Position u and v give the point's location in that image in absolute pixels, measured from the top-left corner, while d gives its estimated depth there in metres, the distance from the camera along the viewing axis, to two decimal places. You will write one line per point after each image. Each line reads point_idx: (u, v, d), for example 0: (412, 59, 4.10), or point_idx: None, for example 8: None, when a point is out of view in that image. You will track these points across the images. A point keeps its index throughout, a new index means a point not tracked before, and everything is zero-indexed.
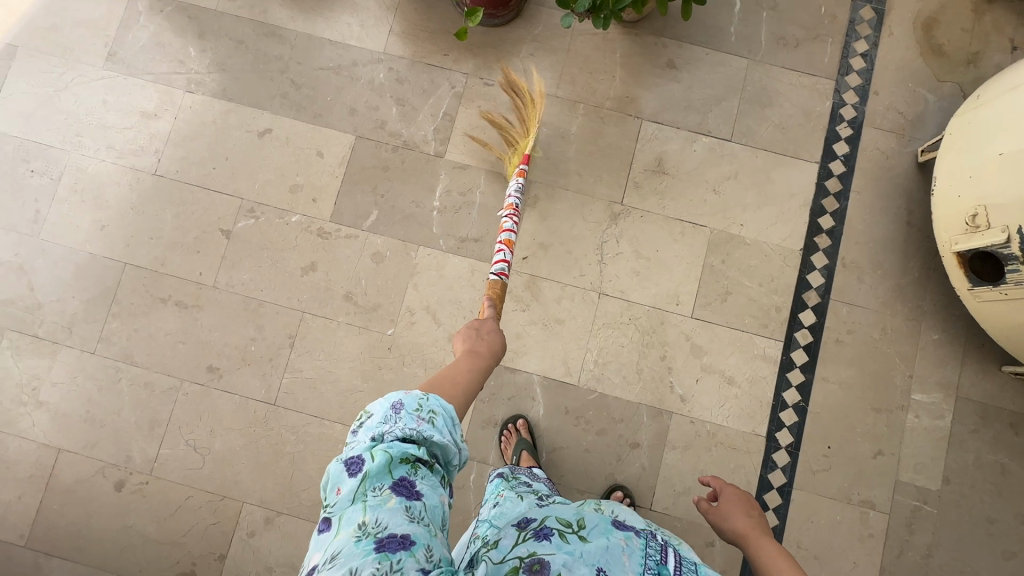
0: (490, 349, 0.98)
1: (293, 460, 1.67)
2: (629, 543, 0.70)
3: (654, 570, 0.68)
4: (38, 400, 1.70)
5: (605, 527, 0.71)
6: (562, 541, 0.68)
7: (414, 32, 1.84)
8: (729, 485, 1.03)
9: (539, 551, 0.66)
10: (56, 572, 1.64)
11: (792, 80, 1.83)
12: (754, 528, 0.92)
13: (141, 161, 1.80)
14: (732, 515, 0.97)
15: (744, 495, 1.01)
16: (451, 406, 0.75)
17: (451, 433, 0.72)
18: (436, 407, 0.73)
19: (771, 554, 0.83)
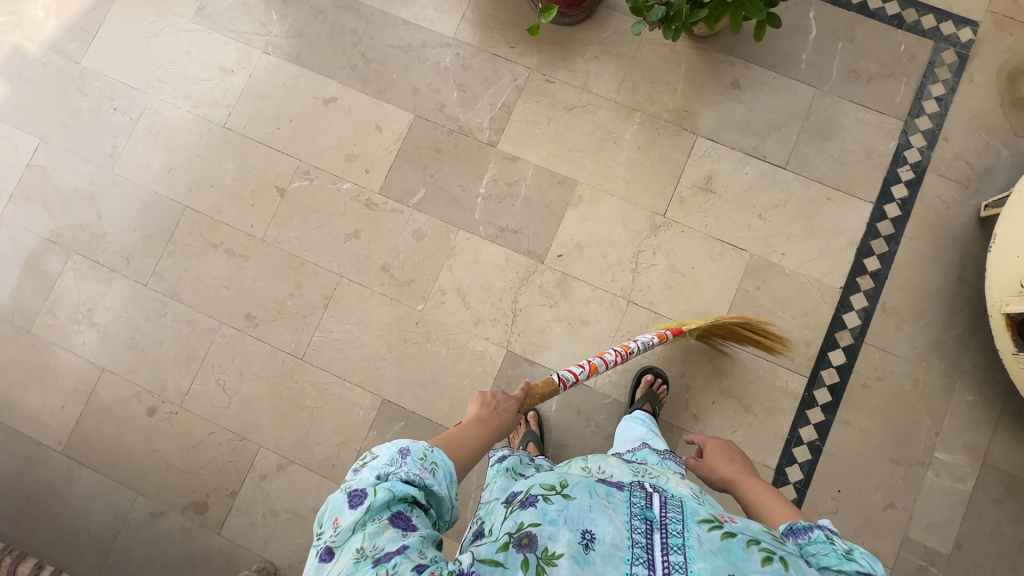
0: (502, 420, 1.01)
1: (312, 414, 1.74)
2: (611, 498, 0.69)
3: (640, 516, 0.67)
4: (91, 321, 1.83)
5: (587, 485, 0.70)
6: (546, 505, 0.68)
7: (486, 22, 1.89)
8: (714, 440, 1.14)
9: (527, 523, 0.66)
10: (85, 481, 1.76)
11: (858, 115, 1.79)
12: (738, 472, 1.03)
13: (213, 112, 1.90)
14: (719, 466, 1.07)
15: (726, 445, 1.12)
16: (452, 462, 0.80)
17: (448, 486, 0.78)
18: (439, 460, 0.78)
19: (759, 495, 0.93)
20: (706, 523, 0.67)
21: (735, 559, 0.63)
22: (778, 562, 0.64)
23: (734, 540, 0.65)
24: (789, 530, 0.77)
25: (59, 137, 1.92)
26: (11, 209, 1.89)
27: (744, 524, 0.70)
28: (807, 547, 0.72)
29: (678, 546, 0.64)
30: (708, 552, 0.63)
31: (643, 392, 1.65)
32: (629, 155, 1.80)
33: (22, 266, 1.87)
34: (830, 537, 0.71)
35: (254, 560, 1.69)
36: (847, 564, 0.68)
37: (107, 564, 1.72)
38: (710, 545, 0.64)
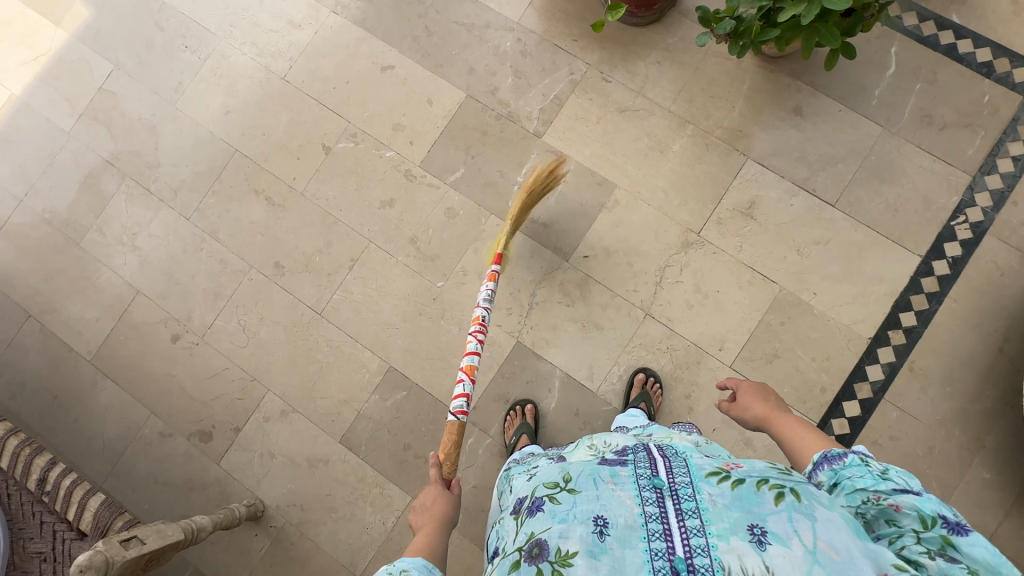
0: (436, 515, 0.99)
1: (321, 368, 1.81)
2: (617, 479, 0.75)
3: (650, 486, 0.73)
4: (133, 244, 1.93)
5: (591, 475, 0.76)
6: (554, 508, 0.74)
7: (553, 12, 1.87)
8: (745, 380, 1.09)
9: (537, 532, 0.72)
10: (106, 392, 1.88)
11: (923, 162, 1.70)
12: (774, 412, 0.99)
13: (275, 63, 1.95)
14: (752, 406, 1.03)
15: (759, 385, 1.07)
16: (415, 562, 0.83)
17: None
18: (406, 565, 0.81)
19: (797, 437, 0.91)
20: (714, 478, 0.73)
21: (750, 506, 0.69)
22: (790, 495, 0.70)
23: (745, 487, 0.71)
24: (823, 460, 0.80)
25: (131, 67, 2.01)
26: (79, 128, 2.01)
27: (750, 466, 0.76)
28: (842, 473, 0.76)
29: (693, 510, 0.69)
30: (723, 510, 0.68)
31: (637, 392, 1.66)
32: (673, 166, 1.76)
33: (81, 182, 1.98)
34: (865, 460, 0.75)
35: (246, 495, 1.78)
36: (884, 484, 0.73)
37: (114, 472, 1.84)
38: (723, 501, 0.69)
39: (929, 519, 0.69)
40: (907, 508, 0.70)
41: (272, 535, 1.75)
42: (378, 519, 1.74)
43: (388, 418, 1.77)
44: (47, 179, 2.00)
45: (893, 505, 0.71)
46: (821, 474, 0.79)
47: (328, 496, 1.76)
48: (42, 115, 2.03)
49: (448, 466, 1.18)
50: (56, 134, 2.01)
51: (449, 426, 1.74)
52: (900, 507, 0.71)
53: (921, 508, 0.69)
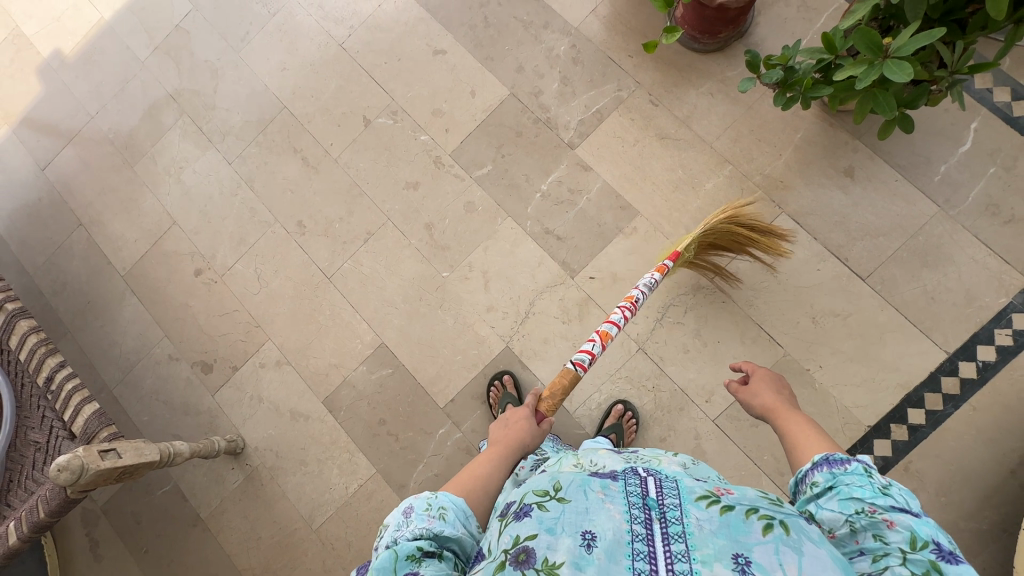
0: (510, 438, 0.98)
1: (320, 329, 1.89)
2: (608, 492, 0.69)
3: (640, 505, 0.68)
4: (178, 177, 2.06)
5: (581, 485, 0.70)
6: (541, 514, 0.67)
7: (614, 23, 1.82)
8: (761, 368, 1.06)
9: (523, 537, 0.65)
10: (131, 307, 2.04)
11: (976, 254, 1.56)
12: (781, 403, 0.95)
13: (337, 29, 2.01)
14: (761, 394, 0.99)
15: (775, 375, 1.04)
16: (459, 501, 0.80)
17: (463, 527, 0.78)
18: (446, 503, 0.78)
19: (797, 431, 0.87)
20: (704, 502, 0.68)
21: (737, 535, 0.64)
22: (779, 527, 0.64)
23: (733, 513, 0.66)
24: (823, 461, 0.76)
25: (207, 10, 2.11)
26: (152, 60, 2.14)
27: (740, 493, 0.71)
28: (841, 478, 0.72)
29: (678, 535, 0.64)
30: (708, 535, 0.64)
31: (612, 421, 1.63)
32: (701, 205, 1.71)
33: (144, 110, 2.13)
34: (868, 471, 0.71)
35: (232, 430, 1.91)
36: (883, 499, 0.68)
37: (124, 380, 2.01)
38: (710, 527, 0.64)
39: (920, 541, 0.64)
40: (901, 527, 0.66)
41: (246, 472, 1.88)
42: (342, 482, 1.82)
43: (370, 391, 1.84)
44: (117, 102, 2.16)
45: (886, 520, 0.67)
46: (818, 476, 0.75)
47: (302, 449, 1.86)
48: (124, 41, 2.17)
49: (546, 403, 1.15)
50: (132, 62, 2.16)
51: (425, 412, 1.79)
52: (894, 524, 0.66)
53: (916, 530, 0.65)
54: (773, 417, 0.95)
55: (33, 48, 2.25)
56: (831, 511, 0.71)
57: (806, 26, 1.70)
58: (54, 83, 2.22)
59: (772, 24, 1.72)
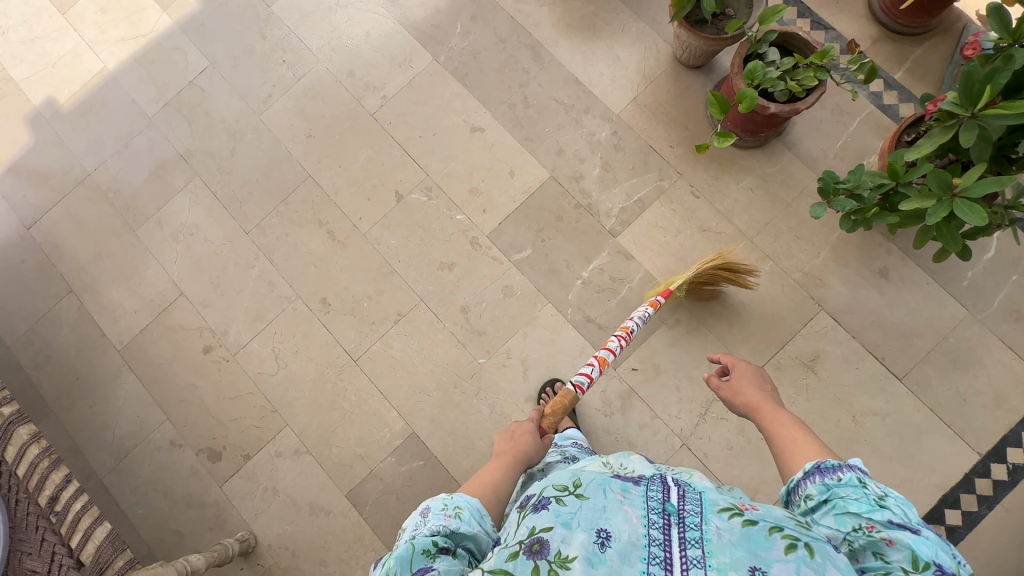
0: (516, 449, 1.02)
1: (344, 415, 1.78)
2: (627, 495, 0.70)
3: (658, 511, 0.69)
4: (188, 245, 1.92)
5: (601, 484, 0.72)
6: (558, 508, 0.69)
7: (655, 112, 1.83)
8: (742, 362, 1.06)
9: (539, 529, 0.67)
10: (128, 385, 1.87)
11: (1003, 357, 1.63)
12: (765, 400, 0.96)
13: (368, 97, 1.94)
14: (745, 392, 1.00)
15: (758, 371, 1.04)
16: (474, 501, 0.83)
17: (479, 524, 0.81)
18: (461, 502, 0.81)
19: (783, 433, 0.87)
20: (726, 513, 0.68)
21: (758, 549, 0.63)
22: (802, 548, 0.62)
23: (756, 528, 0.65)
24: (815, 471, 0.76)
25: (226, 68, 2.01)
26: (161, 117, 2.00)
27: (767, 511, 0.69)
28: (836, 491, 0.72)
29: (695, 540, 0.65)
30: (726, 545, 0.63)
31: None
32: (743, 300, 1.72)
33: (151, 170, 1.98)
34: (862, 481, 0.72)
35: (242, 526, 1.75)
36: (879, 513, 0.68)
37: (117, 468, 1.82)
38: (729, 537, 0.64)
39: (921, 561, 0.63)
40: (900, 545, 0.65)
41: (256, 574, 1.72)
42: None
43: (399, 483, 1.73)
44: (118, 158, 2.00)
45: (885, 539, 0.66)
46: (811, 488, 0.75)
47: (322, 548, 1.72)
48: (129, 93, 2.03)
49: (548, 420, 1.17)
50: (138, 117, 2.01)
51: None
52: (893, 543, 0.65)
53: (915, 548, 0.64)
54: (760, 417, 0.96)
55: (22, 95, 2.06)
56: (828, 527, 0.71)
57: (839, 128, 1.77)
58: (46, 134, 2.04)
59: (808, 124, 1.77)
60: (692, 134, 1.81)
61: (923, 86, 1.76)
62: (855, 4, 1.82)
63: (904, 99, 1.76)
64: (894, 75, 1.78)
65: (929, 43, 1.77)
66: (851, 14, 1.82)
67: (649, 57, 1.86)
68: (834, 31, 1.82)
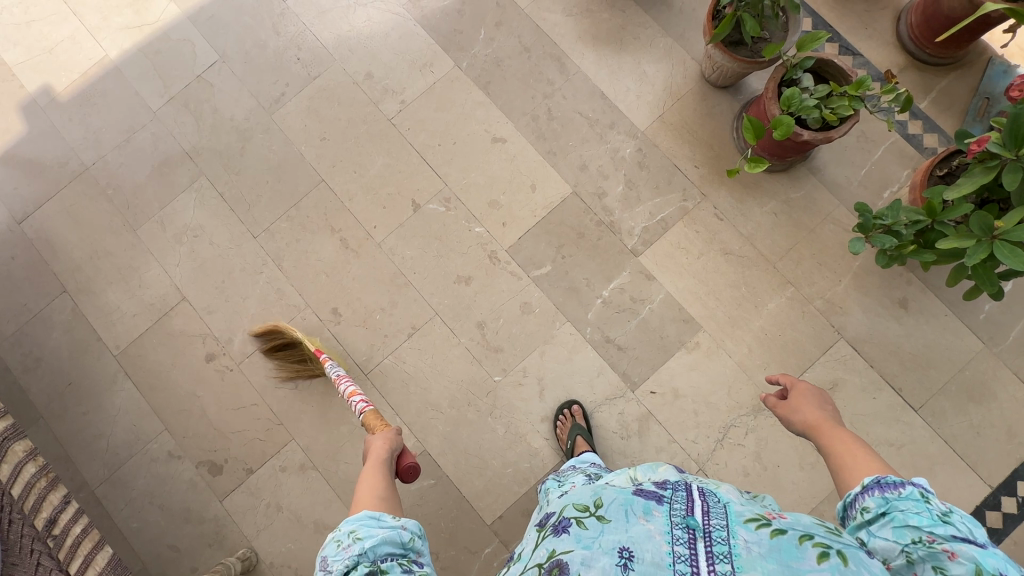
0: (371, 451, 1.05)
1: (353, 431, 1.73)
2: (650, 516, 0.71)
3: (682, 526, 0.68)
4: (191, 247, 1.84)
5: (624, 506, 0.73)
6: (580, 532, 0.71)
7: (680, 130, 1.81)
8: (801, 381, 0.99)
9: (560, 552, 0.69)
10: (124, 393, 1.78)
11: (1017, 391, 1.65)
12: (827, 422, 0.89)
13: (386, 101, 1.88)
14: (802, 410, 0.93)
15: (818, 391, 0.96)
16: (361, 514, 0.81)
17: (382, 528, 0.79)
18: (352, 526, 0.79)
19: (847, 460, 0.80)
20: (753, 524, 0.68)
21: (789, 560, 0.63)
22: (835, 557, 0.63)
23: (786, 538, 0.66)
24: (874, 485, 0.72)
25: (237, 63, 1.92)
26: (166, 111, 1.92)
27: (795, 520, 0.70)
28: (895, 504, 0.69)
29: (724, 554, 0.64)
30: (757, 559, 0.64)
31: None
32: (764, 325, 1.71)
33: (154, 167, 1.89)
34: (925, 496, 0.69)
35: (243, 542, 1.69)
36: (942, 528, 0.66)
37: (110, 479, 1.74)
38: (758, 550, 0.64)
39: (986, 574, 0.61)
40: (963, 558, 0.62)
41: None
42: None
43: (408, 503, 1.68)
44: (118, 153, 1.91)
45: (947, 551, 0.64)
46: (869, 501, 0.72)
47: None
48: (132, 84, 1.93)
49: (376, 423, 1.32)
50: (140, 110, 1.92)
51: (470, 530, 1.66)
52: (955, 556, 0.63)
53: (980, 562, 0.61)
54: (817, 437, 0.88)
55: (15, 81, 1.95)
56: (885, 539, 0.69)
57: (864, 156, 1.76)
58: (40, 123, 1.93)
59: (833, 150, 1.77)
60: (717, 155, 1.79)
61: (948, 117, 1.77)
62: (883, 31, 1.82)
63: (929, 129, 1.77)
64: (919, 105, 1.78)
65: (955, 74, 1.78)
66: (879, 41, 1.82)
67: (677, 73, 1.84)
68: (862, 57, 1.81)
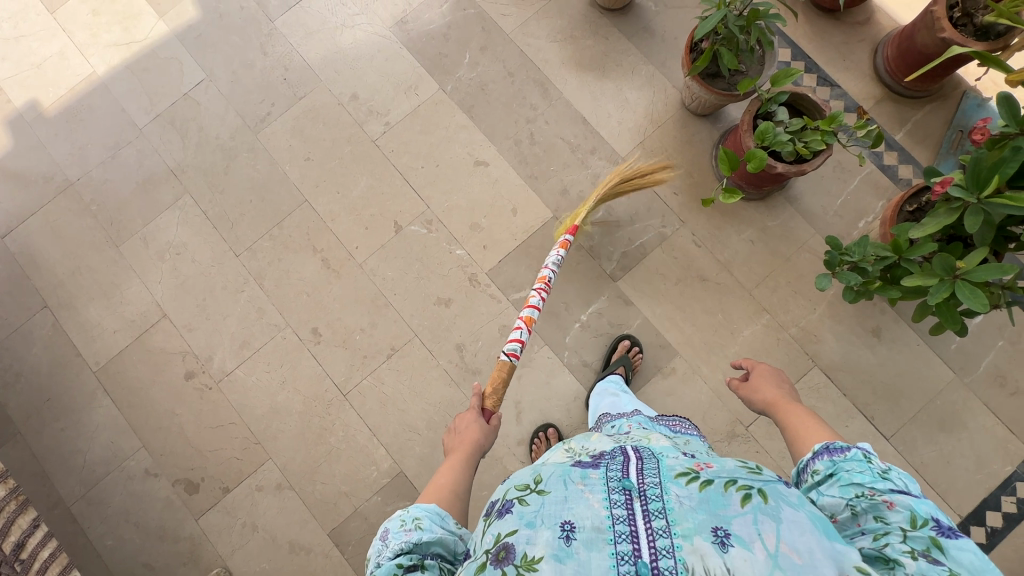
0: (467, 442, 0.97)
1: (330, 451, 1.73)
2: (588, 481, 0.65)
3: (619, 488, 0.64)
4: (173, 265, 1.85)
5: (561, 475, 0.67)
6: (521, 510, 0.64)
7: (660, 157, 1.83)
8: (762, 363, 1.06)
9: (504, 534, 0.62)
10: (102, 409, 1.79)
11: (986, 421, 1.67)
12: (783, 397, 0.94)
13: (370, 122, 1.89)
14: (762, 389, 0.99)
15: (777, 371, 1.03)
16: (431, 507, 0.78)
17: (442, 528, 0.76)
18: (419, 513, 0.76)
19: (800, 423, 0.85)
20: (683, 478, 0.64)
21: (717, 509, 0.60)
22: (756, 496, 0.61)
23: (713, 487, 0.63)
24: (823, 450, 0.74)
25: (224, 82, 1.94)
26: (152, 128, 1.93)
27: (720, 467, 0.68)
28: (841, 465, 0.71)
29: (659, 511, 0.60)
30: (688, 510, 0.60)
31: (619, 355, 1.69)
32: (739, 352, 1.72)
33: (138, 184, 1.90)
34: (867, 456, 0.70)
35: (217, 561, 1.69)
36: (882, 482, 0.67)
37: (86, 496, 1.74)
38: (689, 502, 0.61)
39: (920, 520, 0.63)
40: (900, 507, 0.64)
41: None
42: None
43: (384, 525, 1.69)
44: (103, 169, 1.92)
45: (886, 501, 0.65)
46: (818, 464, 0.74)
47: None
48: (119, 101, 1.95)
49: (490, 400, 1.16)
50: (127, 127, 1.93)
51: None
52: (893, 506, 0.65)
53: (915, 509, 0.64)
54: (776, 412, 0.93)
55: (3, 96, 1.96)
56: (832, 496, 0.70)
57: (840, 185, 1.79)
58: (26, 138, 1.94)
59: (810, 179, 1.79)
60: (695, 183, 1.81)
61: (923, 149, 1.79)
62: (860, 63, 1.85)
63: (904, 160, 1.79)
64: (895, 137, 1.81)
65: (929, 106, 1.81)
66: (856, 72, 1.85)
67: (657, 100, 1.86)
68: (839, 88, 1.84)
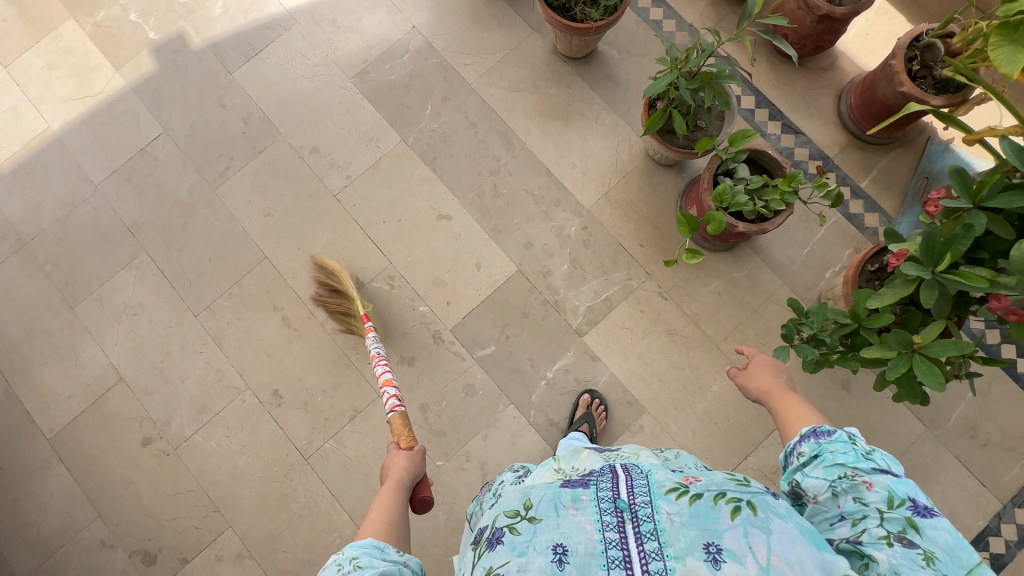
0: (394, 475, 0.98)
1: (291, 518, 1.68)
2: (578, 504, 0.65)
3: (611, 509, 0.64)
4: (129, 327, 1.80)
5: (552, 500, 0.66)
6: (513, 540, 0.64)
7: (626, 208, 1.81)
8: (761, 353, 1.02)
9: (495, 566, 0.62)
10: (57, 477, 1.74)
11: (958, 473, 1.65)
12: (779, 386, 0.92)
13: (331, 175, 1.86)
14: (757, 378, 0.96)
15: (775, 360, 1.00)
16: (368, 540, 0.75)
17: (383, 560, 0.73)
18: (355, 552, 0.72)
19: (793, 411, 0.84)
20: (673, 494, 0.65)
21: (708, 523, 0.61)
22: (746, 508, 0.62)
23: (703, 501, 0.63)
24: (810, 432, 0.73)
25: (181, 136, 1.91)
26: (108, 184, 1.89)
27: (708, 479, 0.68)
28: (825, 446, 0.70)
29: (651, 533, 0.61)
30: (679, 529, 0.61)
31: (581, 412, 1.66)
32: (708, 408, 1.70)
33: (94, 242, 1.86)
34: (851, 438, 0.69)
35: None
36: (865, 463, 0.66)
37: (40, 570, 1.68)
38: (680, 520, 0.61)
39: (897, 499, 0.62)
40: (879, 487, 0.63)
41: None
42: None
43: None
44: (59, 226, 1.87)
45: (865, 482, 0.64)
46: (804, 446, 0.72)
47: None
48: (74, 156, 1.91)
49: (404, 440, 1.17)
50: (82, 183, 1.89)
51: None
52: (872, 486, 0.64)
53: (893, 489, 0.63)
54: (770, 402, 0.91)
55: None
56: (815, 478, 0.69)
57: (807, 235, 1.77)
58: None
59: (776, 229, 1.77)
60: (661, 234, 1.79)
61: (888, 196, 1.78)
62: (824, 109, 1.84)
63: (870, 208, 1.78)
64: (861, 183, 1.79)
65: (894, 153, 1.80)
66: (820, 118, 1.84)
67: (622, 150, 1.84)
68: (804, 135, 1.83)
